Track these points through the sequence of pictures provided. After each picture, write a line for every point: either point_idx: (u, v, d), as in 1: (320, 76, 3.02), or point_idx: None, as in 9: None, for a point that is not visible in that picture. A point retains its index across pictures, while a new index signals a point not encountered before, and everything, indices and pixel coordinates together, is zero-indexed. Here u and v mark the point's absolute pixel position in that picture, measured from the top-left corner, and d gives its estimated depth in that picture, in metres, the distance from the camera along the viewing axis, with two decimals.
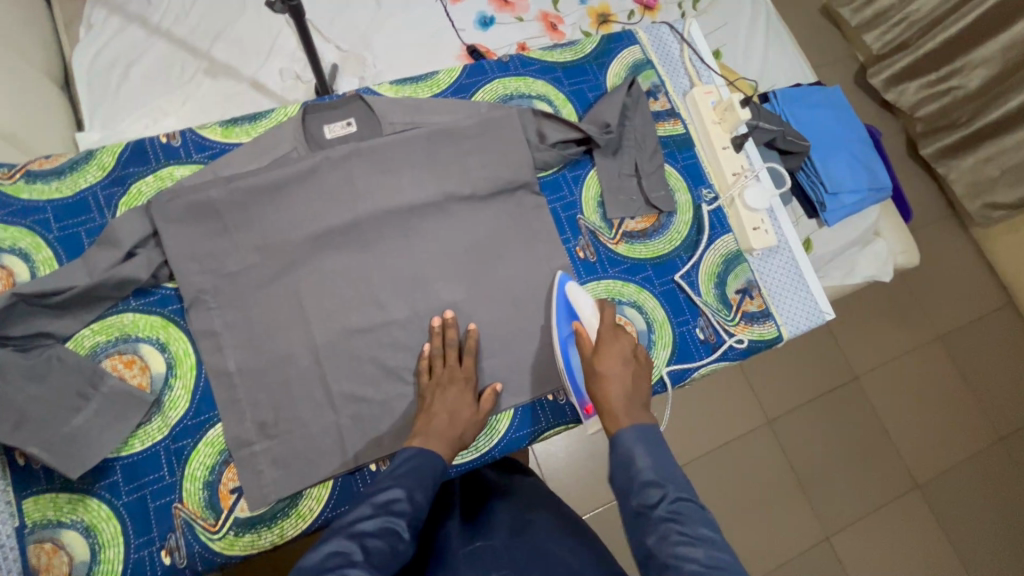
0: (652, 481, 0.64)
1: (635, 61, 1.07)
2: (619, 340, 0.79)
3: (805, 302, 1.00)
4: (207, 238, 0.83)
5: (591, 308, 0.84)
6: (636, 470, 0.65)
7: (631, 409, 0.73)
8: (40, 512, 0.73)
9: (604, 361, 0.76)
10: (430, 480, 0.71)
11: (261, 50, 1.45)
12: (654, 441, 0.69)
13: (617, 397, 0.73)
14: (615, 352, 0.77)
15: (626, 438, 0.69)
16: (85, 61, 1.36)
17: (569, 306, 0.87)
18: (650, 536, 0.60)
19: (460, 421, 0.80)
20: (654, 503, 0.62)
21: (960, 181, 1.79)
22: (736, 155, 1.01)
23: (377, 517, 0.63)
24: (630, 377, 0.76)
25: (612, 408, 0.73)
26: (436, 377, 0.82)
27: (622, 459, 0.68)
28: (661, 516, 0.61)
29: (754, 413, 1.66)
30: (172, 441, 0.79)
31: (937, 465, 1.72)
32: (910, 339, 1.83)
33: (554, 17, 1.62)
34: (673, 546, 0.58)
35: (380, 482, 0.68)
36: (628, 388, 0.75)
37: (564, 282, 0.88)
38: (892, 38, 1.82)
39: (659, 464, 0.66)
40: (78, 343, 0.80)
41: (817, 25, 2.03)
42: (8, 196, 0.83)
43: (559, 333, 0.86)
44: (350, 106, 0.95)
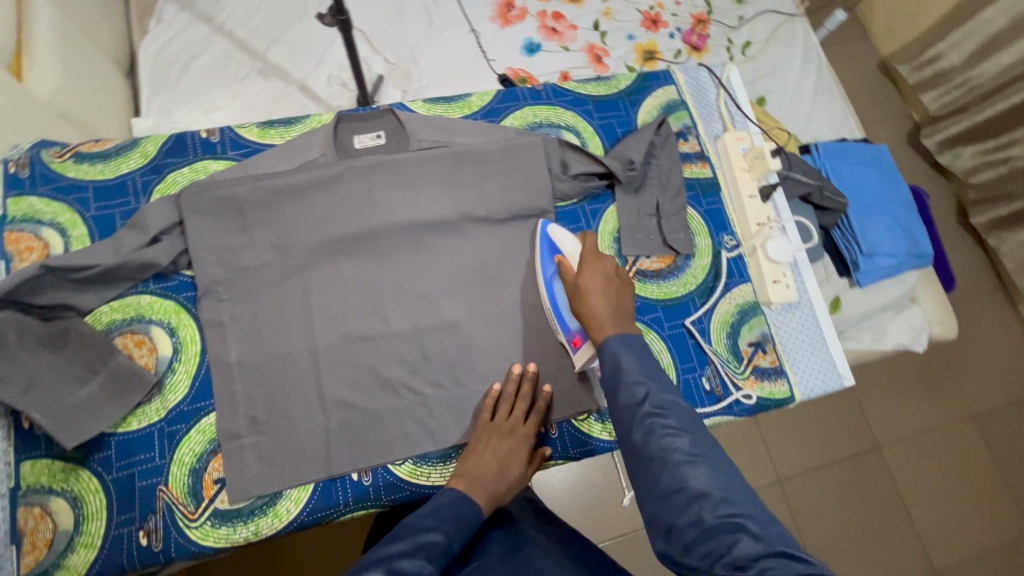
0: (637, 380, 0.68)
1: (669, 101, 1.05)
2: (600, 261, 0.81)
3: (822, 365, 0.95)
4: (228, 232, 0.86)
5: (573, 243, 0.87)
6: (623, 372, 0.69)
7: (617, 320, 0.75)
8: (35, 477, 0.75)
9: (587, 279, 0.78)
10: (467, 527, 0.71)
11: (312, 55, 1.51)
12: (640, 347, 0.72)
13: (602, 310, 0.75)
14: (599, 271, 0.79)
15: (613, 344, 0.73)
16: (151, 53, 1.44)
17: (552, 245, 0.89)
18: (636, 433, 0.65)
19: (507, 479, 0.79)
20: (639, 400, 0.67)
21: (1013, 254, 1.75)
22: (763, 204, 0.98)
23: (416, 557, 0.64)
24: (614, 294, 0.77)
25: (599, 321, 0.75)
26: (497, 425, 0.82)
27: (610, 362, 0.71)
28: (646, 413, 0.66)
29: (763, 470, 1.60)
30: (167, 423, 0.81)
31: (959, 554, 1.60)
32: (941, 414, 1.73)
33: (600, 49, 1.64)
34: (659, 437, 0.63)
35: (424, 521, 0.69)
36: (613, 301, 0.77)
37: (545, 226, 0.90)
38: (951, 99, 1.76)
39: (643, 365, 0.70)
40: (96, 318, 0.84)
41: (872, 79, 1.98)
42: (56, 173, 0.88)
43: (543, 272, 0.88)
44: (382, 119, 0.98)
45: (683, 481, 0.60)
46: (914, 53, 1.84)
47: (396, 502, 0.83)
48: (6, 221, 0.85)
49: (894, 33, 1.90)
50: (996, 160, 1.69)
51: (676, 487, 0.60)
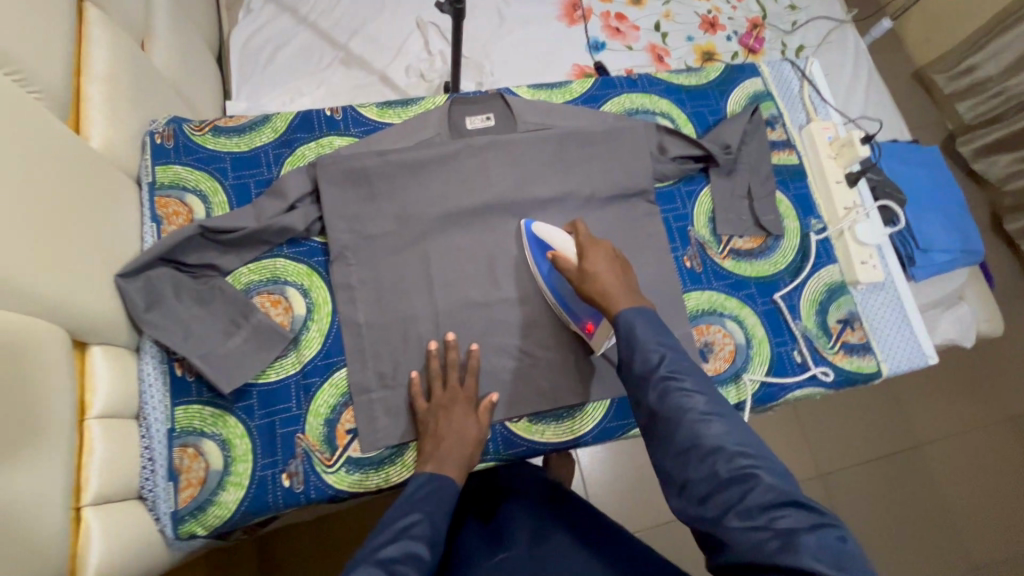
0: (651, 346, 0.69)
1: (756, 92, 1.11)
2: (599, 246, 0.85)
3: (906, 343, 1.01)
4: (357, 201, 0.92)
5: (560, 235, 0.90)
6: (636, 338, 0.71)
7: (627, 293, 0.79)
8: (188, 420, 0.82)
9: (589, 262, 0.83)
10: (448, 499, 0.73)
11: (391, 48, 1.58)
12: (650, 315, 0.75)
13: (610, 283, 0.79)
14: (600, 253, 0.84)
15: (623, 313, 0.75)
16: (240, 43, 1.52)
17: (541, 242, 0.92)
18: (652, 396, 0.66)
19: (467, 443, 0.81)
20: (655, 365, 0.68)
21: None
22: (848, 190, 1.04)
23: (399, 542, 0.64)
24: (619, 270, 0.82)
25: (612, 294, 0.78)
26: (437, 402, 0.84)
27: (625, 332, 0.73)
28: (662, 376, 0.66)
29: (805, 463, 1.65)
30: (303, 376, 0.87)
31: (1001, 550, 1.64)
32: (981, 414, 1.77)
33: (661, 49, 1.71)
34: (675, 398, 0.64)
35: (397, 511, 0.69)
36: (618, 278, 0.81)
37: (528, 224, 0.94)
38: (987, 108, 1.82)
39: (659, 336, 0.71)
40: (235, 278, 0.89)
41: (908, 89, 2.03)
42: (197, 144, 0.96)
43: (541, 270, 0.91)
44: (491, 103, 1.03)
45: (697, 438, 0.61)
46: (951, 63, 1.89)
47: (512, 455, 0.90)
48: (155, 187, 0.92)
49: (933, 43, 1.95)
50: None
51: (693, 443, 0.61)
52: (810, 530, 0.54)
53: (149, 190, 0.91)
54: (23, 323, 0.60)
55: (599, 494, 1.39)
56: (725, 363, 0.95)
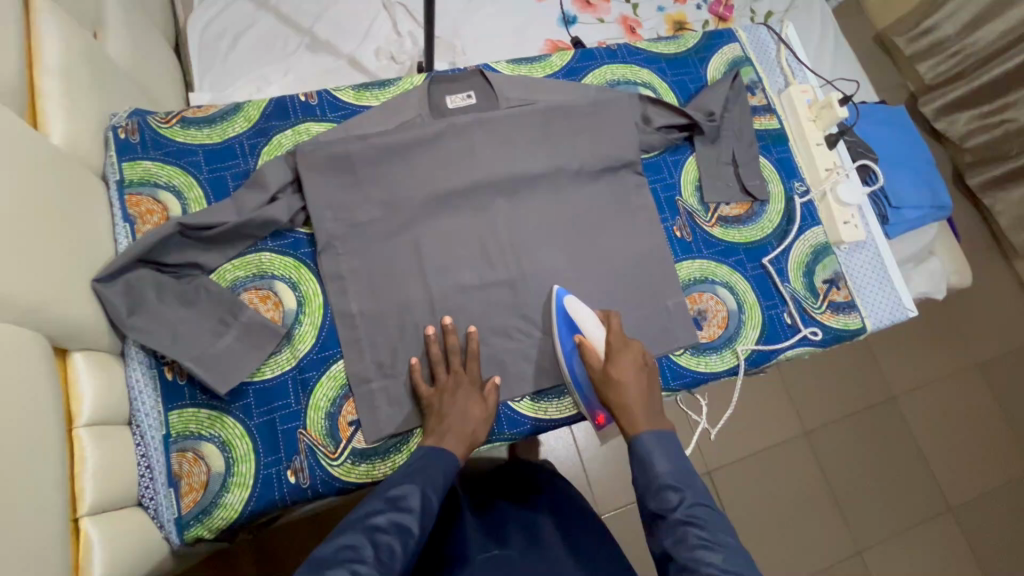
0: (669, 484, 0.73)
1: (734, 57, 1.11)
2: (630, 349, 0.85)
3: (889, 297, 1.04)
4: (341, 189, 0.90)
5: (593, 323, 0.88)
6: (655, 473, 0.75)
7: (648, 412, 0.81)
8: (183, 424, 0.79)
9: (616, 368, 0.83)
10: (442, 478, 0.75)
11: (358, 30, 1.53)
12: (670, 444, 0.78)
13: (633, 400, 0.81)
14: (628, 358, 0.84)
15: (645, 439, 0.78)
16: (197, 29, 1.44)
17: (569, 321, 0.89)
18: (668, 538, 0.69)
19: (470, 418, 0.81)
20: (673, 507, 0.71)
21: (1007, 213, 1.87)
22: (829, 151, 1.05)
23: (387, 514, 0.68)
24: (644, 381, 0.83)
25: (632, 412, 0.81)
26: (440, 383, 0.84)
27: (642, 462, 0.76)
28: (679, 519, 0.70)
29: (790, 422, 1.70)
30: (299, 371, 0.85)
31: (974, 490, 1.74)
32: (951, 363, 1.86)
33: (633, 20, 1.70)
34: (690, 547, 0.66)
35: (393, 480, 0.72)
36: (643, 393, 0.83)
37: (562, 295, 0.90)
38: (947, 68, 1.86)
39: (676, 470, 0.75)
40: (220, 276, 0.86)
41: (870, 52, 2.06)
42: (165, 138, 0.91)
43: (563, 348, 0.88)
44: (471, 80, 1.01)
45: None
46: (910, 24, 1.91)
47: (517, 434, 0.89)
48: (124, 185, 0.87)
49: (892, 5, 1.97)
50: (990, 124, 1.79)
51: None
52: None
53: (117, 189, 0.86)
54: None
55: (597, 467, 1.42)
56: (719, 330, 0.96)
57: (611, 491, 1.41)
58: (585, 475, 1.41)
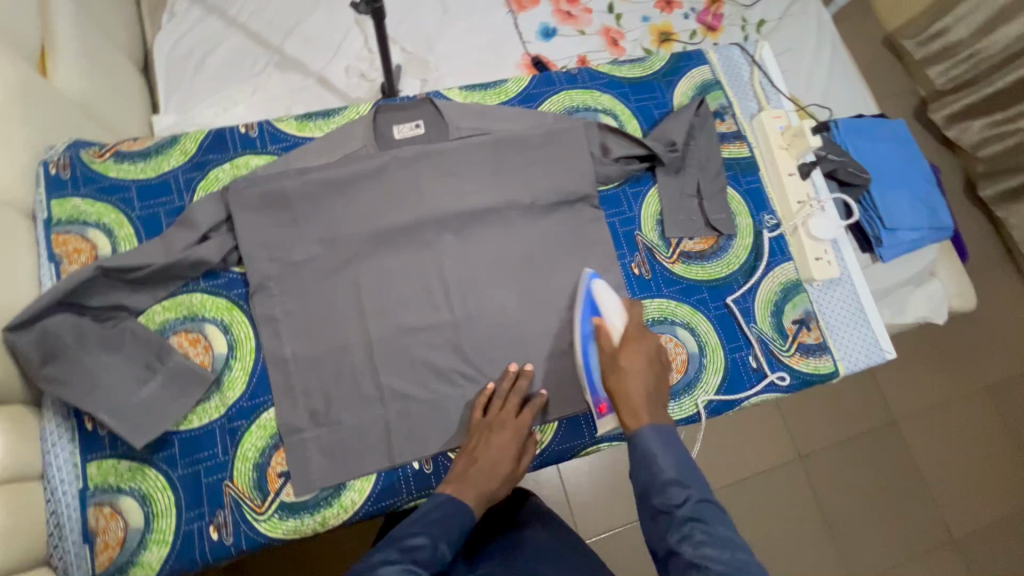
0: (673, 480, 0.67)
1: (703, 81, 1.05)
2: (646, 340, 0.79)
3: (865, 339, 0.97)
4: (276, 227, 0.86)
5: (618, 308, 0.83)
6: (657, 469, 0.68)
7: (651, 408, 0.74)
8: (101, 477, 0.76)
9: (626, 356, 0.77)
10: (459, 533, 0.70)
11: (328, 46, 1.49)
12: (673, 441, 0.71)
13: (637, 392, 0.74)
14: (642, 349, 0.78)
15: (644, 436, 0.71)
16: (164, 49, 1.42)
17: (593, 303, 0.85)
18: (671, 534, 0.64)
19: (496, 475, 0.76)
20: (677, 504, 0.65)
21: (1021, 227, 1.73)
22: (802, 182, 0.99)
23: (401, 565, 0.64)
24: (652, 377, 0.77)
25: (634, 405, 0.74)
26: (489, 420, 0.80)
27: (643, 457, 0.70)
28: (684, 516, 0.64)
29: (782, 448, 1.62)
30: (227, 420, 0.81)
31: (976, 522, 1.64)
32: (955, 387, 1.76)
33: (616, 32, 1.62)
34: (698, 547, 0.61)
35: (409, 526, 0.68)
36: (649, 386, 0.76)
37: (590, 278, 0.86)
38: (958, 73, 1.73)
39: (681, 464, 0.68)
40: (150, 318, 0.83)
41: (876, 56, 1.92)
42: (97, 173, 0.88)
43: (581, 330, 0.85)
44: (420, 109, 0.97)
45: None
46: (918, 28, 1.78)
47: None
48: (51, 224, 0.84)
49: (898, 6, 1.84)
50: (1003, 132, 1.66)
51: None
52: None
53: (45, 228, 0.84)
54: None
55: (576, 494, 1.34)
56: (678, 375, 0.90)
57: (593, 518, 1.33)
58: (566, 501, 1.33)
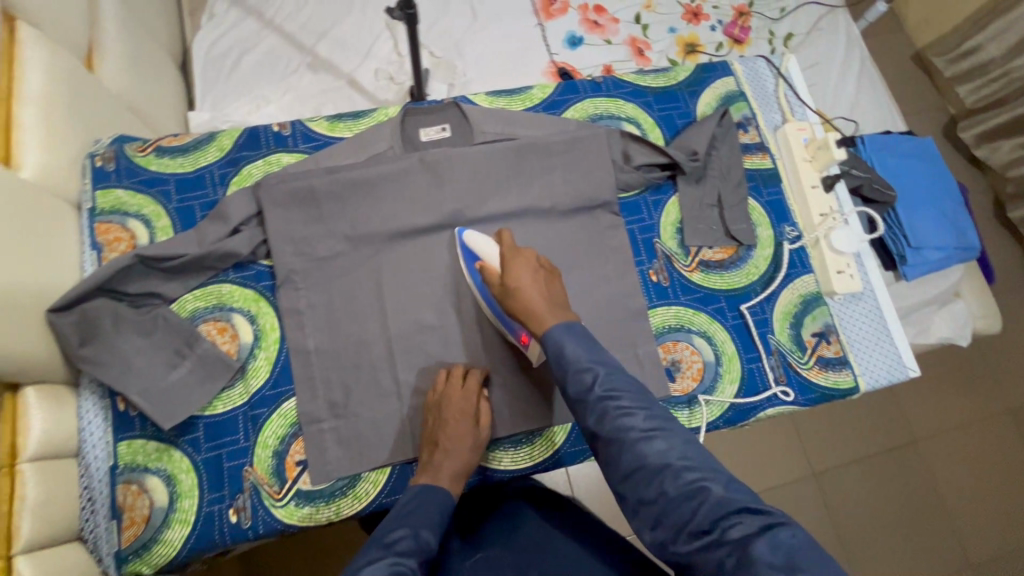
0: (584, 366, 0.69)
1: (727, 92, 1.05)
2: (522, 255, 0.83)
3: (886, 355, 0.96)
4: (304, 223, 0.89)
5: (489, 244, 0.86)
6: (568, 359, 0.71)
7: (552, 307, 0.78)
8: (131, 455, 0.79)
9: (512, 275, 0.80)
10: (437, 516, 0.70)
11: (359, 49, 1.53)
12: (579, 331, 0.74)
13: (534, 299, 0.78)
14: (524, 266, 0.82)
15: (553, 332, 0.74)
16: (203, 48, 1.48)
17: (471, 252, 0.89)
18: (590, 418, 0.67)
19: (461, 451, 0.79)
20: (589, 387, 0.68)
21: None
22: (825, 195, 0.99)
23: (387, 559, 0.61)
24: (542, 283, 0.80)
25: (536, 312, 0.77)
26: (435, 402, 0.82)
27: (556, 353, 0.73)
28: (599, 396, 0.67)
29: (797, 463, 1.60)
30: (250, 407, 0.84)
31: (997, 548, 1.60)
32: (979, 409, 1.71)
33: (641, 42, 1.64)
34: (614, 419, 0.65)
35: (387, 526, 0.67)
36: (543, 289, 0.79)
37: (461, 233, 0.90)
38: (989, 92, 1.70)
39: (589, 350, 0.71)
40: (181, 306, 0.87)
41: (905, 72, 1.89)
42: (139, 166, 0.93)
43: (473, 281, 0.88)
44: (446, 112, 0.99)
45: (643, 458, 0.62)
46: (950, 45, 1.75)
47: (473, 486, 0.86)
48: (95, 214, 0.89)
49: (931, 22, 1.82)
50: None
51: (637, 464, 0.62)
52: (762, 535, 0.54)
53: (89, 217, 0.88)
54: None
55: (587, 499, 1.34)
56: (693, 383, 0.91)
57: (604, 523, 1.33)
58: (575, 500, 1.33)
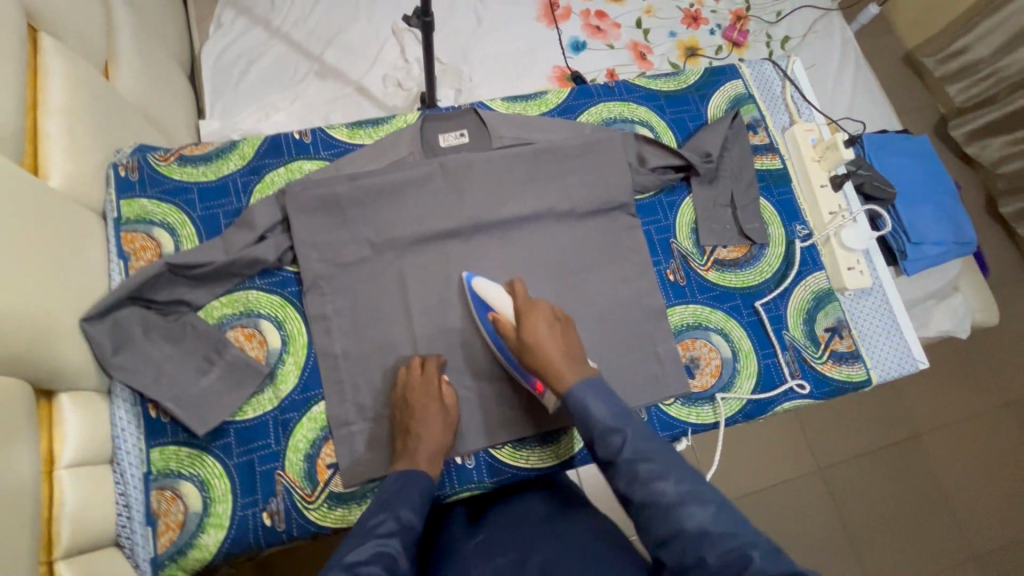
0: (610, 428, 0.70)
1: (736, 95, 1.08)
2: (537, 309, 0.84)
3: (896, 348, 0.99)
4: (329, 230, 0.90)
5: (502, 295, 0.87)
6: (594, 421, 0.72)
7: (571, 364, 0.79)
8: (163, 462, 0.80)
9: (529, 331, 0.81)
10: (419, 498, 0.71)
11: (366, 56, 1.55)
12: (601, 391, 0.76)
13: (554, 356, 0.79)
14: (539, 318, 0.83)
15: (577, 390, 0.75)
16: (211, 56, 1.49)
17: (482, 301, 0.88)
18: (620, 481, 0.67)
19: (432, 432, 0.80)
20: (617, 450, 0.68)
21: None
22: (834, 193, 1.02)
23: (370, 544, 0.62)
24: (559, 337, 0.82)
25: (556, 369, 0.78)
26: (399, 393, 0.84)
27: (580, 413, 0.74)
28: (626, 459, 0.67)
29: (803, 459, 1.63)
30: (280, 412, 0.85)
31: (998, 538, 1.63)
32: (976, 403, 1.75)
33: (643, 46, 1.67)
34: (644, 484, 0.64)
35: (370, 513, 0.68)
36: (561, 345, 0.81)
37: (471, 280, 0.90)
38: (977, 91, 1.75)
39: (614, 412, 0.72)
40: (208, 313, 0.87)
41: (898, 72, 1.94)
42: (162, 175, 0.94)
43: (486, 329, 0.88)
44: (464, 118, 1.01)
45: (679, 526, 0.60)
46: (940, 45, 1.80)
47: (498, 483, 0.87)
48: (121, 223, 0.90)
49: (922, 23, 1.86)
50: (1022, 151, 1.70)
51: (671, 530, 0.60)
52: None
53: (114, 226, 0.89)
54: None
55: None
56: (712, 379, 0.93)
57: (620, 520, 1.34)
58: None
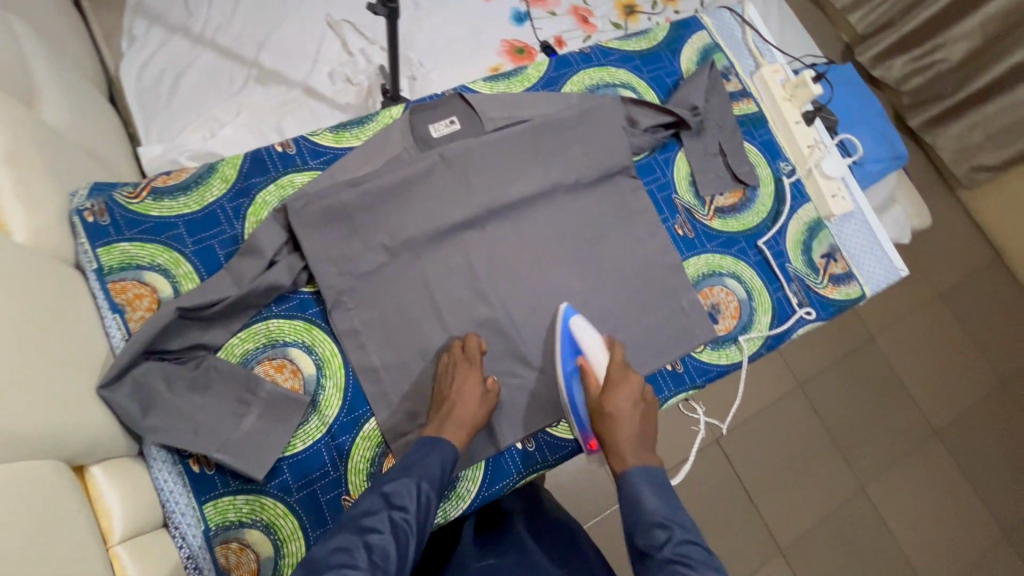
0: (658, 522, 0.70)
1: (704, 46, 1.12)
2: (630, 379, 0.84)
3: (880, 260, 1.08)
4: (342, 240, 0.86)
5: (599, 347, 0.86)
6: (645, 509, 0.72)
7: (639, 450, 0.80)
8: (221, 515, 0.76)
9: (612, 400, 0.82)
10: (439, 470, 0.74)
11: (307, 55, 1.45)
12: (659, 480, 0.76)
13: (625, 436, 0.80)
14: (626, 392, 0.83)
15: (633, 475, 0.76)
16: (133, 74, 1.34)
17: (574, 342, 0.87)
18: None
19: (471, 402, 0.80)
20: (660, 545, 0.68)
21: (948, 147, 1.77)
22: (808, 128, 1.08)
23: (381, 512, 0.68)
24: (638, 418, 0.82)
25: (621, 448, 0.79)
26: (442, 367, 0.84)
27: (631, 497, 0.74)
28: (667, 558, 0.67)
29: (783, 377, 1.63)
30: (332, 437, 0.82)
31: (950, 408, 1.69)
32: (916, 297, 1.78)
33: (584, 10, 1.65)
34: None
35: (392, 474, 0.73)
36: (637, 427, 0.81)
37: (568, 315, 0.88)
38: (875, 18, 1.77)
39: (666, 506, 0.72)
40: (229, 351, 0.82)
41: None
42: (139, 215, 0.86)
43: (564, 369, 0.86)
44: (450, 104, 0.98)
45: None
46: None
47: (561, 458, 0.89)
48: (103, 274, 0.81)
49: None
50: (923, 65, 1.72)
51: None
52: None
53: (97, 278, 0.81)
54: (8, 477, 0.51)
55: None
56: (734, 321, 0.98)
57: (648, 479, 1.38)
58: (603, 471, 1.29)
